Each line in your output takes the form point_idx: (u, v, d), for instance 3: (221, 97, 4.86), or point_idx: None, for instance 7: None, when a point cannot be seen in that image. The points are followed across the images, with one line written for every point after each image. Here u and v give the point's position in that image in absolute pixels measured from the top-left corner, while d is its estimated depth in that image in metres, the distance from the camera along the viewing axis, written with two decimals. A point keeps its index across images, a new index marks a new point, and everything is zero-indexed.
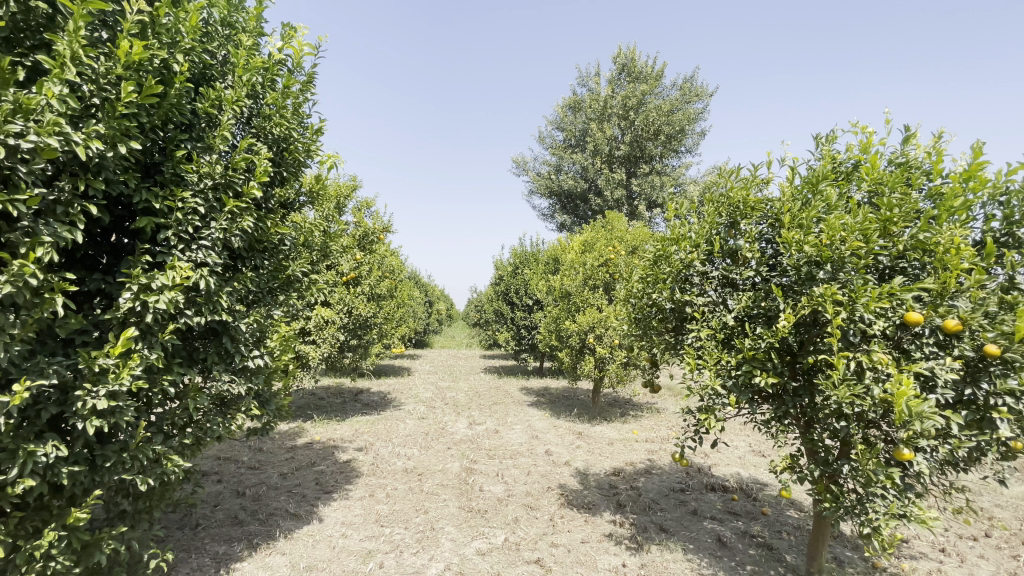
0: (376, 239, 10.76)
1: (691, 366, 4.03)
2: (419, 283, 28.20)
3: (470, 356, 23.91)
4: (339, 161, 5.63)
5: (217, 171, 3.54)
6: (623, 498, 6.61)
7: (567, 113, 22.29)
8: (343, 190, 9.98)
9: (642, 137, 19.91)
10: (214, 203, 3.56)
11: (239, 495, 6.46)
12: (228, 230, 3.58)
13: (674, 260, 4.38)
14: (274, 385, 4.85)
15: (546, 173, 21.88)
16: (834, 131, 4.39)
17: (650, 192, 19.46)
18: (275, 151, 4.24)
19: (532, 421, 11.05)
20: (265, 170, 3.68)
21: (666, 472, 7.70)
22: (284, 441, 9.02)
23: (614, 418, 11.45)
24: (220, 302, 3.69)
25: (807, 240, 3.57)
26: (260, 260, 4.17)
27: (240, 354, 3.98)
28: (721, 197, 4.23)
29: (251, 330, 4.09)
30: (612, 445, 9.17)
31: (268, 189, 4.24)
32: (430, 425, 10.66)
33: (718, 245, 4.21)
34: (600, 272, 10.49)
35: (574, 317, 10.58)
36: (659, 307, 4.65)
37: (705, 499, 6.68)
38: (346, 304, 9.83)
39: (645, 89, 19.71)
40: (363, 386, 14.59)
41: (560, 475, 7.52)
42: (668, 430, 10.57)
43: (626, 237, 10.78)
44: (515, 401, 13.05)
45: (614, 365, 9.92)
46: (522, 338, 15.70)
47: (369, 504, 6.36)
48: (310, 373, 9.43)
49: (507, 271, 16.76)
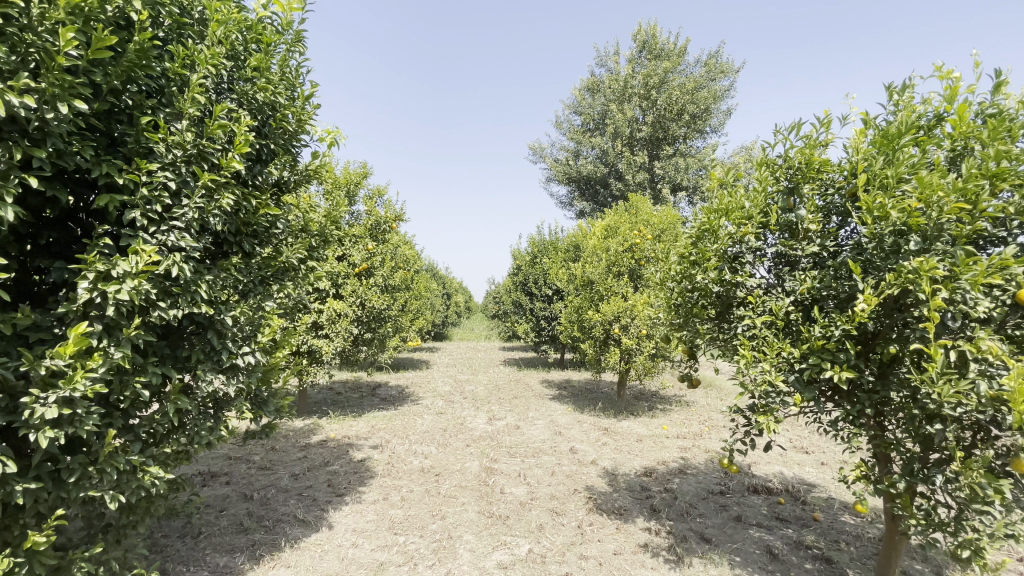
0: (388, 229, 10.30)
1: (745, 360, 3.43)
2: (437, 275, 27.81)
3: (489, 348, 23.52)
4: (340, 139, 5.14)
5: (188, 139, 3.09)
6: (657, 502, 6.05)
7: (586, 95, 21.50)
8: (353, 179, 9.66)
9: (664, 118, 19.04)
10: (186, 178, 3.11)
11: (246, 498, 6.12)
12: (205, 207, 3.13)
13: (721, 236, 3.77)
14: (273, 384, 4.41)
15: (564, 159, 21.17)
16: (911, 79, 3.70)
17: (674, 175, 18.60)
18: (261, 121, 3.75)
19: (555, 416, 10.52)
20: (245, 137, 3.21)
21: (702, 473, 7.10)
22: (297, 439, 8.69)
23: (641, 413, 10.85)
24: (199, 292, 3.24)
25: (894, 202, 2.93)
26: (248, 245, 3.71)
27: (229, 350, 3.56)
28: (778, 159, 3.59)
29: (240, 324, 3.64)
30: (641, 442, 8.60)
31: (255, 165, 3.76)
32: (449, 420, 10.22)
33: (774, 216, 3.58)
34: (625, 258, 9.86)
35: (598, 306, 9.98)
36: (703, 291, 4.05)
37: (748, 502, 6.07)
38: (359, 297, 9.33)
39: (668, 67, 18.82)
40: (381, 381, 14.26)
41: (587, 476, 6.98)
42: (700, 425, 9.92)
43: (652, 220, 10.10)
44: (536, 395, 12.53)
45: (641, 356, 9.30)
46: (542, 329, 15.15)
47: (383, 509, 5.93)
48: (323, 369, 9.06)
49: (525, 260, 16.23)
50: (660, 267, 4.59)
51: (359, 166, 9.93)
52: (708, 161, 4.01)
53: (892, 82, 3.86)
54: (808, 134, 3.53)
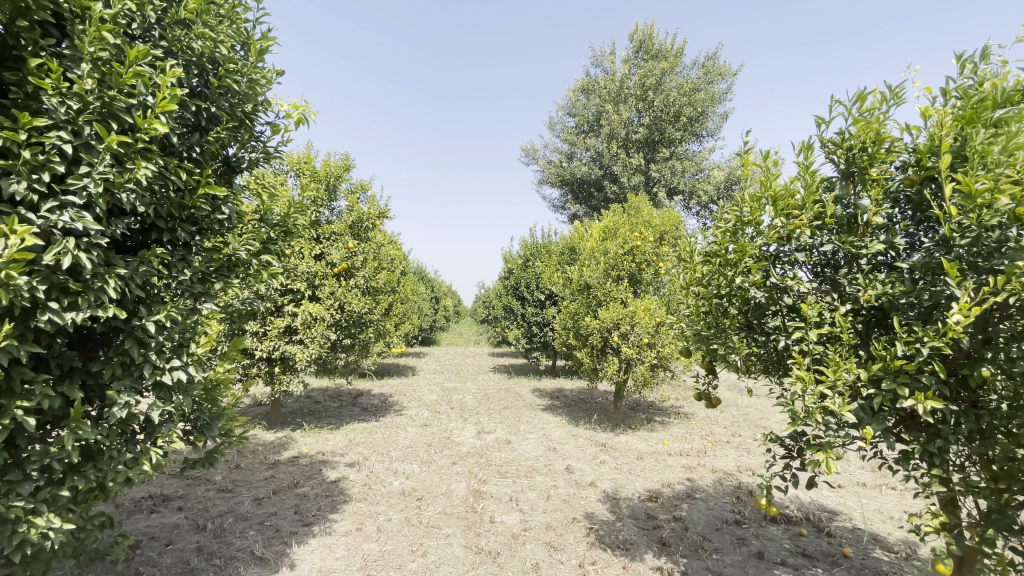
0: (371, 226, 9.55)
1: (798, 382, 2.82)
2: (424, 278, 27.05)
3: (478, 353, 22.72)
4: (309, 115, 4.45)
5: (89, 88, 2.36)
6: (666, 535, 5.37)
7: (579, 97, 20.95)
8: (333, 172, 8.95)
9: (661, 120, 18.53)
10: (88, 140, 2.39)
11: (198, 529, 5.31)
12: (112, 180, 2.40)
13: (762, 230, 3.14)
14: (220, 403, 3.66)
15: (557, 162, 20.58)
16: (989, 48, 3.10)
17: (670, 178, 18.01)
18: (200, 79, 3.02)
19: (548, 429, 9.82)
20: (170, 92, 2.50)
21: (711, 498, 6.46)
22: (266, 456, 7.87)
23: (639, 426, 10.20)
24: (106, 290, 2.51)
25: (1005, 186, 2.30)
26: (182, 234, 2.98)
27: (153, 364, 2.82)
28: (833, 138, 2.97)
29: (169, 331, 2.91)
30: (642, 461, 7.95)
31: (193, 133, 3.02)
32: (434, 434, 9.47)
33: (832, 207, 2.94)
34: (625, 262, 9.21)
35: (596, 313, 9.31)
36: (737, 295, 3.44)
37: (767, 535, 5.43)
38: (337, 299, 8.57)
39: (665, 67, 18.31)
40: (363, 389, 13.45)
41: (586, 501, 6.30)
42: (703, 441, 9.29)
43: (654, 222, 9.43)
44: (527, 405, 11.84)
45: (642, 367, 8.67)
46: (533, 336, 14.48)
47: (355, 542, 5.18)
48: (297, 377, 8.32)
49: (517, 264, 15.53)
50: (680, 269, 3.96)
51: (340, 158, 9.17)
52: (743, 144, 3.38)
53: (961, 55, 3.26)
54: (873, 108, 2.89)
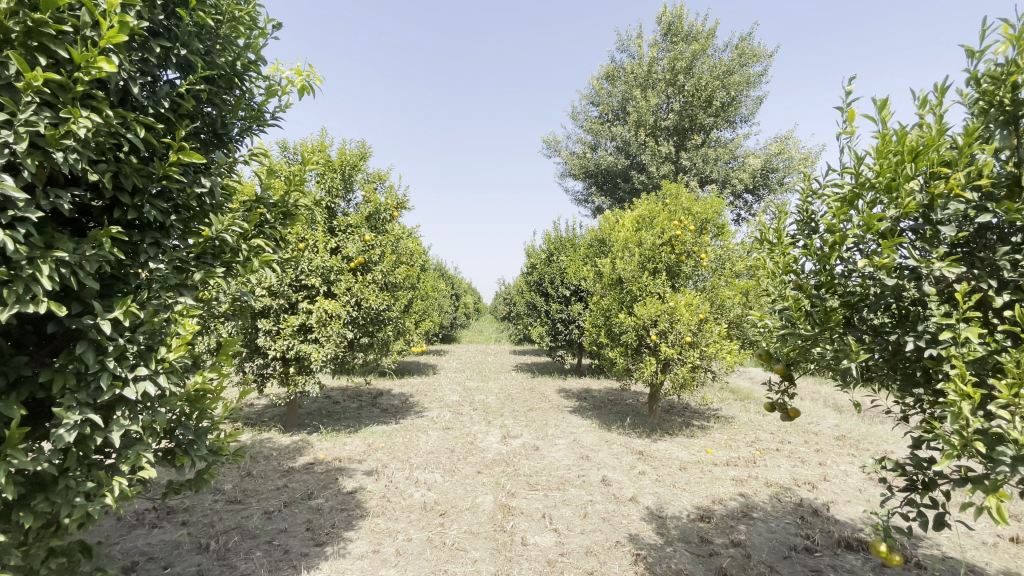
0: (389, 218, 8.95)
1: (963, 401, 2.09)
2: (444, 275, 26.56)
3: (500, 351, 22.03)
4: (313, 82, 3.86)
5: (6, 8, 1.75)
6: (726, 564, 4.67)
7: (603, 84, 20.07)
8: (349, 160, 8.45)
9: (692, 105, 17.57)
10: (10, 80, 1.80)
11: (200, 549, 4.78)
12: (45, 135, 1.83)
13: (893, 197, 2.41)
14: (210, 418, 3.10)
15: (581, 152, 19.75)
16: None
17: (702, 166, 17.01)
18: (169, 17, 2.42)
19: (579, 433, 9.15)
20: (119, 19, 1.89)
21: (771, 519, 5.74)
22: (280, 462, 7.39)
23: (677, 431, 9.45)
24: (39, 280, 1.92)
25: None
26: (151, 211, 2.40)
27: (110, 374, 2.23)
28: (993, 71, 2.31)
29: (136, 333, 2.33)
30: (686, 471, 7.22)
31: (166, 85, 2.44)
32: (458, 438, 8.89)
33: (993, 164, 2.22)
34: (663, 253, 8.42)
35: (630, 309, 8.55)
36: (857, 280, 2.75)
37: (846, 566, 4.69)
38: (354, 296, 7.99)
39: (696, 50, 17.32)
40: (382, 389, 12.93)
41: (628, 520, 5.61)
42: (750, 449, 8.48)
43: (694, 209, 8.57)
44: (554, 407, 11.14)
45: (683, 368, 7.89)
46: (558, 333, 13.81)
47: (372, 567, 4.60)
48: (313, 378, 7.88)
49: (540, 258, 14.81)
50: (767, 253, 3.23)
51: (356, 146, 8.63)
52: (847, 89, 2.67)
53: None
54: None
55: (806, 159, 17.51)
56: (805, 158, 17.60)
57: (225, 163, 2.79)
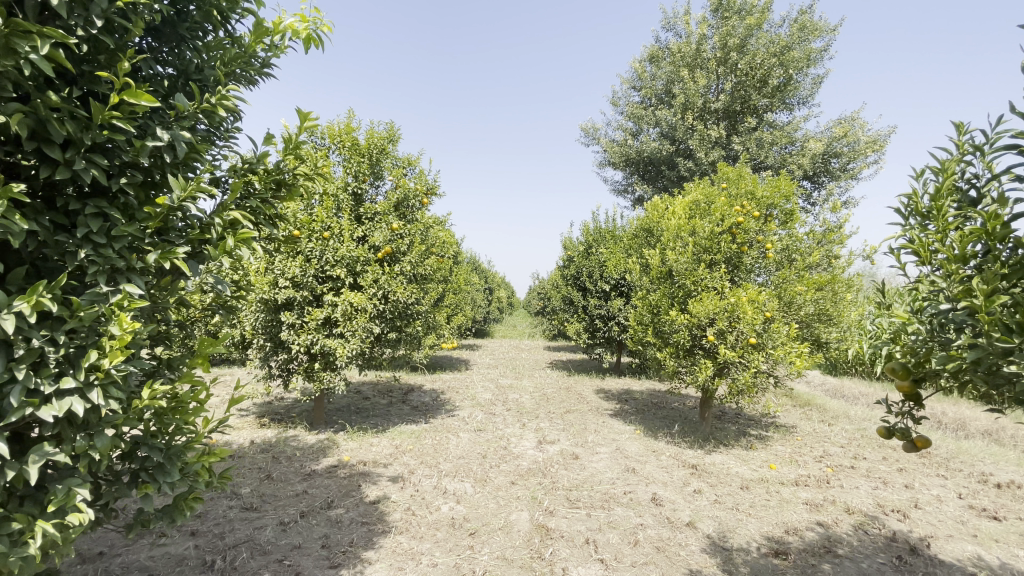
0: (419, 205, 8.35)
1: None
2: (476, 268, 25.98)
3: (534, 348, 21.29)
4: (320, 30, 3.23)
5: None
6: None
7: (646, 67, 18.90)
8: (377, 143, 7.90)
9: (744, 86, 16.27)
10: None
11: (205, 567, 4.29)
12: None
13: None
14: (184, 437, 2.51)
15: (622, 139, 18.68)
16: None
17: (756, 151, 15.72)
18: None
19: (622, 440, 8.34)
20: None
21: (861, 557, 4.81)
22: (302, 464, 6.93)
23: (732, 441, 8.51)
24: None
25: None
26: (89, 168, 1.83)
27: (24, 388, 1.67)
28: None
29: (63, 330, 1.75)
30: (749, 491, 6.32)
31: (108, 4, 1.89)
32: (490, 441, 8.25)
33: None
34: (721, 243, 7.47)
35: (682, 306, 7.62)
36: None
37: None
38: (381, 288, 7.41)
39: (750, 25, 15.98)
40: (412, 386, 12.43)
41: (686, 552, 4.80)
42: (819, 465, 7.46)
43: (758, 194, 7.61)
44: (594, 410, 10.36)
45: (745, 373, 6.93)
46: (597, 330, 12.95)
47: None
48: (338, 375, 7.39)
49: (578, 251, 13.99)
50: (919, 231, 2.35)
51: (385, 128, 8.05)
52: None
53: None
54: None
55: (874, 143, 15.95)
56: (872, 141, 16.05)
57: (196, 112, 2.22)
